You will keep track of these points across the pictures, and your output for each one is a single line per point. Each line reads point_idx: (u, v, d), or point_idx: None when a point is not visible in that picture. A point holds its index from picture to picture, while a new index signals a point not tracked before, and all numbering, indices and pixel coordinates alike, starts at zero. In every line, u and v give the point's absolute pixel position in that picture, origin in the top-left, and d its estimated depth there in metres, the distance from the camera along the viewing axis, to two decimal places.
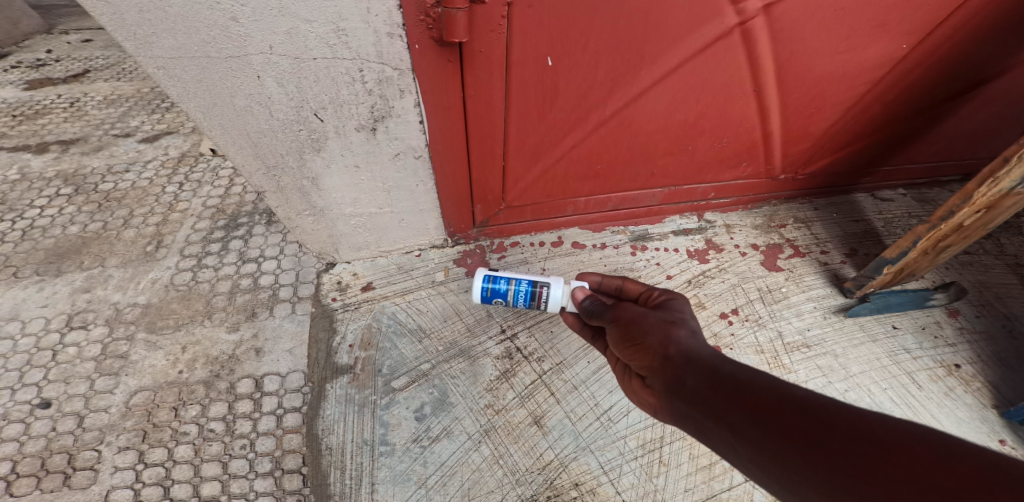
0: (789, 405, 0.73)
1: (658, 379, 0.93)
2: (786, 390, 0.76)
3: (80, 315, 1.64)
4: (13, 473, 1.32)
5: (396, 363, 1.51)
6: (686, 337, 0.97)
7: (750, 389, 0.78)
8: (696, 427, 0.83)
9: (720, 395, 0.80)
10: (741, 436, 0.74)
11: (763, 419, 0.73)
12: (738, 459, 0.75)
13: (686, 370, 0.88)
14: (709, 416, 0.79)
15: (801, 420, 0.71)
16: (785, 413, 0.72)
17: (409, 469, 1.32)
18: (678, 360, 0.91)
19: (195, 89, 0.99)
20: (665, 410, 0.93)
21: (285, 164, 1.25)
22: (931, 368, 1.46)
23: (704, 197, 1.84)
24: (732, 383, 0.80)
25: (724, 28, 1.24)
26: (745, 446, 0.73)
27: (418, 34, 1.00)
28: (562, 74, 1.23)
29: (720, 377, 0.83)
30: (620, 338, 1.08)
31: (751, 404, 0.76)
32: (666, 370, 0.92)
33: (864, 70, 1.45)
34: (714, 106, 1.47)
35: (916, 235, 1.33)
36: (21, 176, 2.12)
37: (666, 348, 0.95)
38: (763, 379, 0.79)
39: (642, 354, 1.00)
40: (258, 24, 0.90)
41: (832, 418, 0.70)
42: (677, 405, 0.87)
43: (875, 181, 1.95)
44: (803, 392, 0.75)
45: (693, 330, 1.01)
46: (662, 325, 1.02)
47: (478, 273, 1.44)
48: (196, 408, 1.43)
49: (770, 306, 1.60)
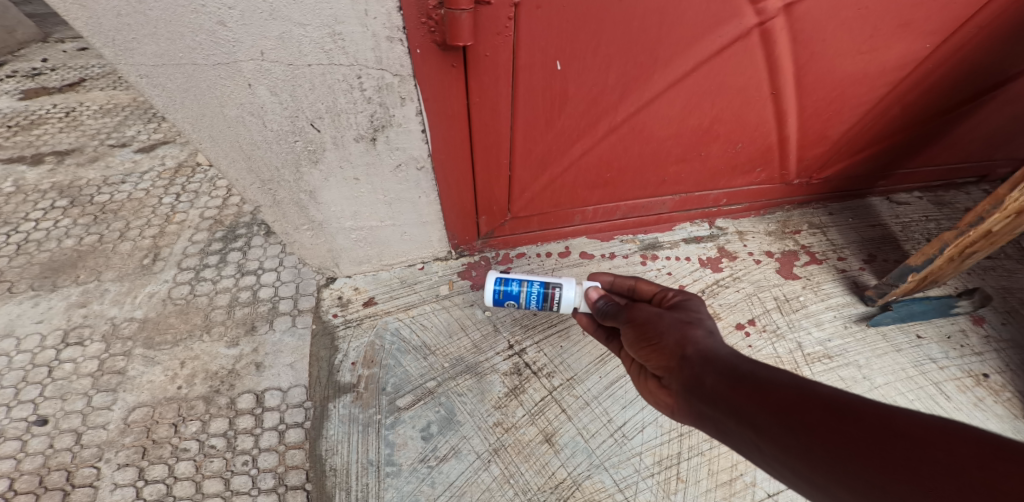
0: (814, 402, 0.68)
1: (675, 379, 0.88)
2: (809, 388, 0.70)
3: (76, 330, 1.58)
4: (10, 490, 1.26)
5: (401, 380, 1.45)
6: (704, 337, 0.91)
7: (771, 387, 0.73)
8: (717, 428, 0.78)
9: (740, 394, 0.75)
10: (764, 434, 0.69)
11: (787, 416, 0.68)
12: (762, 458, 0.70)
13: (704, 369, 0.83)
14: (731, 416, 0.75)
15: (827, 417, 0.65)
16: (810, 410, 0.67)
17: (416, 489, 1.26)
18: (696, 360, 0.86)
19: (182, 98, 0.94)
20: (682, 411, 0.88)
21: (282, 178, 1.20)
22: (959, 378, 1.40)
23: (716, 204, 1.78)
24: (751, 381, 0.76)
25: (743, 30, 1.19)
26: (768, 444, 0.68)
27: (420, 38, 0.95)
28: (571, 79, 1.17)
29: (738, 375, 0.78)
30: (636, 339, 1.02)
31: (774, 402, 0.70)
32: (683, 371, 0.87)
33: (885, 71, 1.40)
34: (730, 110, 1.41)
35: (943, 242, 1.28)
36: (16, 189, 2.07)
37: (683, 349, 0.90)
38: (783, 378, 0.74)
39: (657, 355, 0.95)
40: (248, 28, 0.85)
41: (860, 413, 0.64)
42: (696, 406, 0.82)
43: (891, 184, 1.90)
44: (828, 390, 0.70)
45: (711, 330, 0.94)
46: (679, 325, 0.96)
47: (489, 275, 1.38)
48: (196, 424, 1.37)
49: (788, 316, 1.54)
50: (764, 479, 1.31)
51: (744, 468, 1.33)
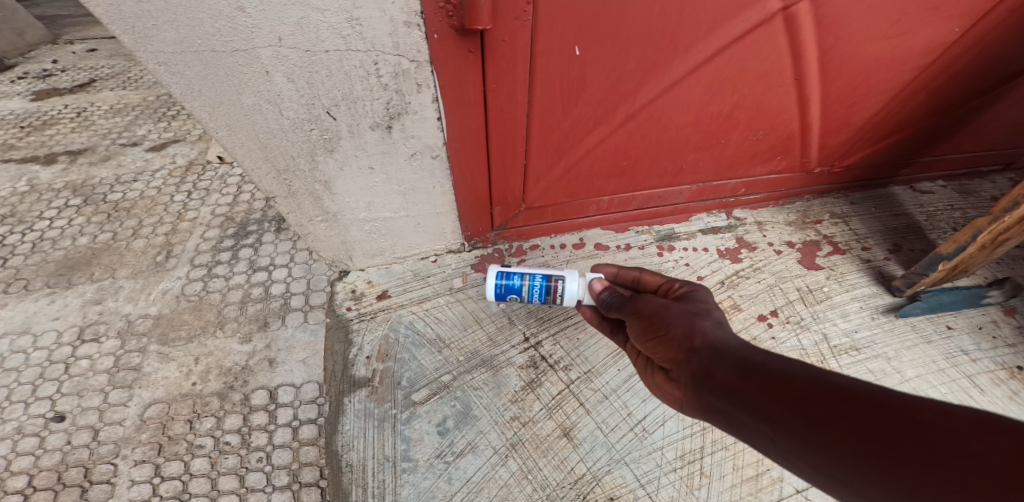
0: (834, 393, 0.64)
1: (683, 372, 0.85)
2: (825, 379, 0.67)
3: (92, 327, 1.58)
4: (29, 487, 1.26)
5: (416, 375, 1.43)
6: (712, 328, 0.88)
7: (785, 378, 0.70)
8: (729, 421, 0.75)
9: (754, 387, 0.71)
10: (779, 427, 0.66)
11: (804, 409, 0.64)
12: (777, 453, 0.67)
13: (714, 361, 0.80)
14: (744, 409, 0.71)
15: (848, 409, 0.62)
16: (828, 402, 0.63)
17: (433, 486, 1.24)
18: (705, 352, 0.83)
19: (199, 86, 0.93)
20: (691, 405, 0.85)
21: (297, 167, 1.18)
22: (992, 371, 1.36)
23: (733, 194, 1.75)
24: (765, 372, 0.72)
25: (766, 14, 1.16)
26: (785, 438, 0.65)
27: (437, 23, 0.93)
28: (589, 66, 1.15)
29: (750, 367, 0.74)
30: (642, 330, 0.99)
31: (790, 393, 0.67)
32: (692, 363, 0.84)
33: (912, 56, 1.36)
34: (751, 97, 1.38)
35: (975, 230, 1.24)
36: (30, 188, 2.08)
37: (692, 340, 0.87)
38: (798, 368, 0.70)
39: (664, 347, 0.92)
40: (267, 14, 0.84)
41: (882, 404, 0.60)
42: (707, 399, 0.79)
43: (913, 173, 1.85)
44: (845, 380, 0.66)
45: (720, 321, 0.91)
46: (688, 316, 0.93)
47: (489, 270, 1.37)
48: (211, 421, 1.36)
49: (812, 307, 1.50)
50: (791, 474, 1.27)
51: (770, 464, 1.29)
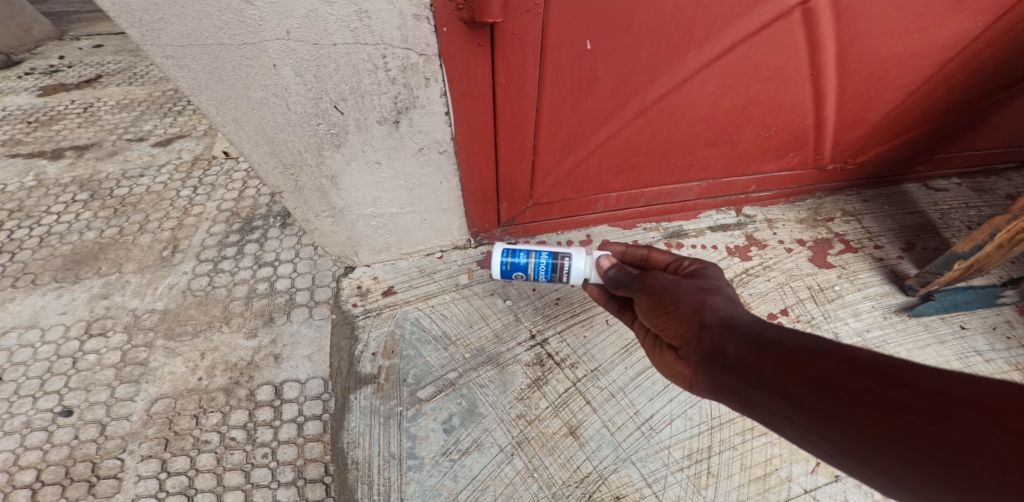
0: (855, 367, 0.62)
1: (694, 350, 0.83)
2: (845, 353, 0.65)
3: (99, 322, 1.58)
4: (37, 481, 1.26)
5: (422, 372, 1.42)
6: (723, 304, 0.86)
7: (801, 353, 0.68)
8: (742, 400, 0.73)
9: (768, 362, 0.69)
10: (797, 405, 0.64)
11: (824, 385, 0.63)
12: (794, 432, 0.65)
13: (725, 337, 0.78)
14: (758, 386, 0.69)
15: (871, 384, 0.60)
16: (849, 377, 0.62)
17: (438, 484, 1.24)
18: (716, 328, 0.81)
19: (207, 80, 0.92)
20: (702, 384, 0.84)
21: (304, 162, 1.17)
22: (1006, 372, 1.34)
23: (744, 190, 1.73)
24: (779, 347, 0.70)
25: (785, 8, 1.14)
26: (802, 416, 0.63)
27: (447, 16, 0.91)
28: (602, 60, 1.13)
29: (764, 342, 0.72)
30: (650, 307, 0.97)
31: (808, 368, 0.65)
32: (702, 340, 0.82)
33: (933, 51, 1.33)
34: (766, 92, 1.36)
35: (993, 228, 1.22)
36: (37, 183, 2.08)
37: (701, 316, 0.85)
38: (815, 343, 0.68)
39: (673, 323, 0.90)
40: (274, 7, 0.82)
41: (907, 377, 0.58)
42: (718, 376, 0.78)
43: (928, 170, 1.82)
44: (867, 353, 0.64)
45: (730, 297, 0.89)
46: (697, 292, 0.91)
47: (495, 248, 1.35)
48: (217, 416, 1.36)
49: (823, 306, 1.48)
50: (800, 475, 1.26)
51: (778, 463, 1.27)
